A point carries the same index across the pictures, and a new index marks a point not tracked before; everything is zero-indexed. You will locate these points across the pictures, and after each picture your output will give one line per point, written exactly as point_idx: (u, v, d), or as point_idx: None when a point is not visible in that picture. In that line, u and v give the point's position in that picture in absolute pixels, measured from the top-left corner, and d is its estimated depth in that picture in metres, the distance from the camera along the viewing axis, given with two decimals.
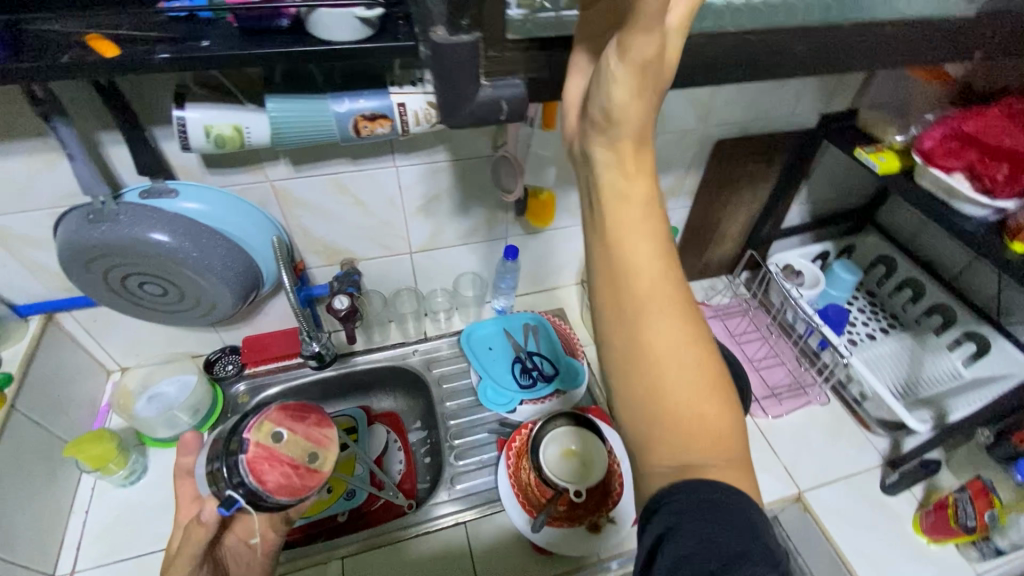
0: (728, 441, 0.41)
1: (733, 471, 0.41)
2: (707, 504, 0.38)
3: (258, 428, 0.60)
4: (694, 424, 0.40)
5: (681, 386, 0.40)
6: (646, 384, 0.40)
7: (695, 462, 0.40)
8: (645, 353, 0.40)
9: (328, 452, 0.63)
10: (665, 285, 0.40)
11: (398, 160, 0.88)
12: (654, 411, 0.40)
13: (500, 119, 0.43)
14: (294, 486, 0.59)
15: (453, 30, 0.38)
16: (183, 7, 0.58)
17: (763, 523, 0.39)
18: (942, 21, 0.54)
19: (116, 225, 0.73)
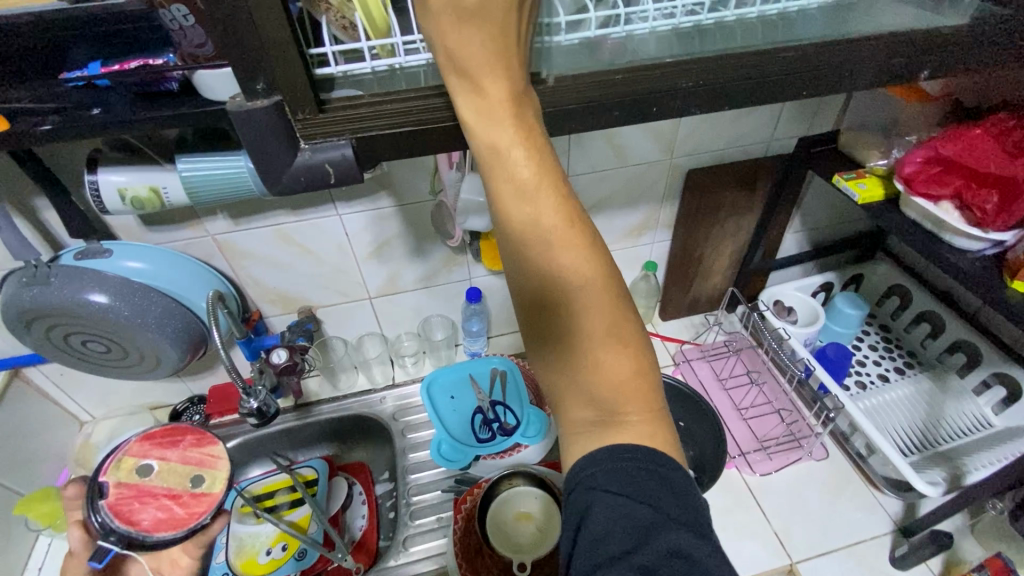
0: (646, 384, 0.37)
1: (652, 418, 0.37)
2: (624, 469, 0.35)
3: (117, 468, 0.57)
4: (602, 370, 0.37)
5: (585, 330, 0.37)
6: (550, 329, 0.37)
7: (609, 411, 0.37)
8: (545, 297, 0.37)
9: (214, 471, 0.59)
10: (560, 222, 0.36)
11: (341, 209, 0.86)
12: (562, 358, 0.37)
13: (329, 184, 0.39)
14: (177, 517, 0.55)
15: (248, 95, 0.35)
16: (82, 76, 0.58)
17: (687, 483, 0.36)
18: (879, 39, 0.46)
19: (48, 287, 0.74)
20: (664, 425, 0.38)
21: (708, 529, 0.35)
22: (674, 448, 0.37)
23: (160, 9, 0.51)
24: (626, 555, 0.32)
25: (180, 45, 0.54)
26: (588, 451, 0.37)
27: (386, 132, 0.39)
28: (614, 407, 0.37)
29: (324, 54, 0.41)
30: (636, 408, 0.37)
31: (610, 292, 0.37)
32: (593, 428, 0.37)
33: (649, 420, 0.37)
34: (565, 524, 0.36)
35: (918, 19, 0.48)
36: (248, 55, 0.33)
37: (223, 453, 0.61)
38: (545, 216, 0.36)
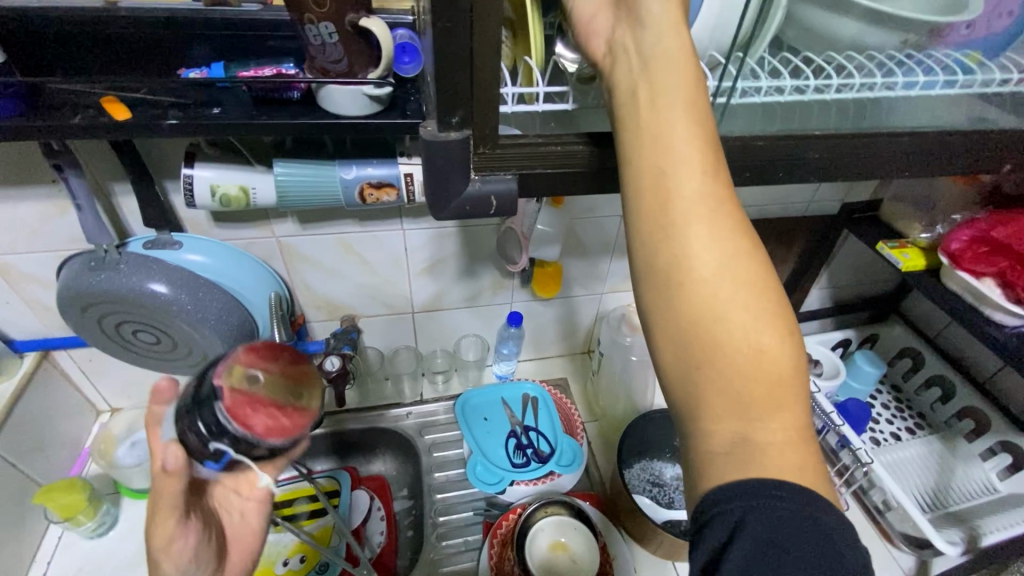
0: (796, 399, 0.35)
1: (802, 436, 0.35)
2: (771, 513, 0.32)
3: (228, 372, 0.47)
4: (751, 369, 0.34)
5: (739, 332, 0.35)
6: (696, 328, 0.35)
7: (754, 420, 0.34)
8: (696, 292, 0.35)
9: (311, 388, 0.52)
10: (722, 214, 0.35)
11: (406, 225, 0.87)
12: (707, 362, 0.35)
13: (488, 215, 0.41)
14: (284, 426, 0.48)
15: (443, 127, 0.37)
16: (201, 77, 0.59)
17: (845, 530, 0.32)
18: (977, 135, 0.51)
19: (115, 274, 0.73)
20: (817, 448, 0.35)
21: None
22: (824, 486, 0.34)
23: (306, 24, 0.52)
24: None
25: (316, 58, 0.56)
26: (734, 479, 0.33)
27: (549, 171, 0.41)
28: (761, 419, 0.34)
29: (504, 94, 0.46)
30: (784, 420, 0.34)
31: (765, 294, 0.36)
32: (736, 447, 0.34)
33: (797, 441, 0.35)
34: (695, 551, 0.34)
35: (1000, 118, 0.54)
36: (456, 91, 0.35)
37: (316, 372, 0.54)
38: (703, 205, 0.35)
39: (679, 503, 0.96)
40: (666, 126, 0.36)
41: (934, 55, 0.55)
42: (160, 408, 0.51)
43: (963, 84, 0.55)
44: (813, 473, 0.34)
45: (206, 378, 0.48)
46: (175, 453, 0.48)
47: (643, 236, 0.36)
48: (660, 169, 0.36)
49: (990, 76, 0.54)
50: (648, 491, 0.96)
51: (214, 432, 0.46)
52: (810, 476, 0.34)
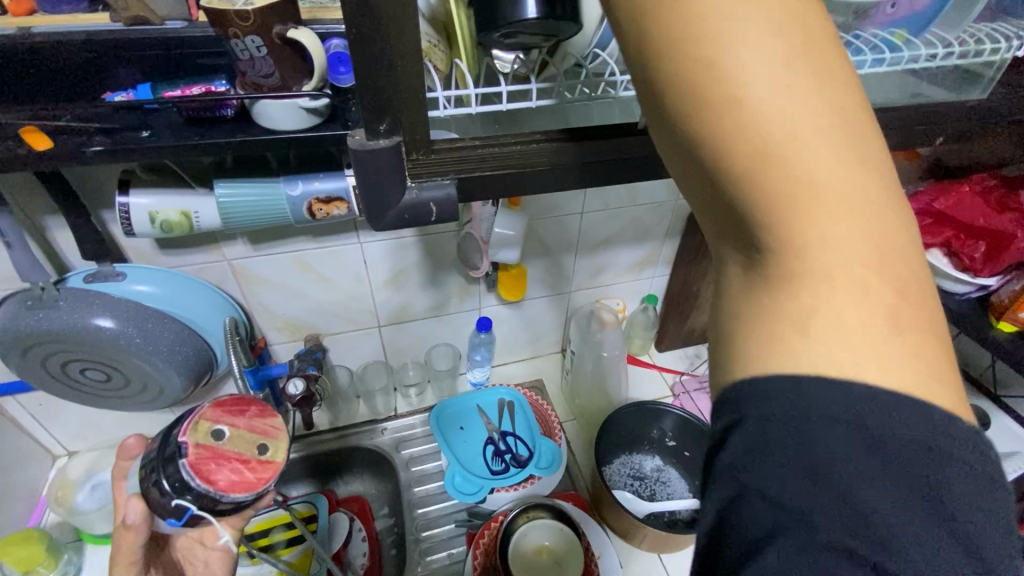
0: (859, 204, 0.24)
1: (868, 253, 0.24)
2: (785, 408, 0.24)
3: (194, 429, 0.50)
4: (790, 168, 0.23)
5: (770, 79, 0.23)
6: (698, 92, 0.24)
7: (783, 236, 0.24)
8: (697, 33, 0.23)
9: (279, 442, 0.53)
10: None
11: (362, 237, 0.85)
12: (712, 133, 0.24)
13: (429, 222, 0.40)
14: (250, 480, 0.49)
15: (371, 135, 0.36)
16: (127, 99, 0.57)
17: (910, 444, 0.23)
18: (907, 111, 0.52)
19: (53, 312, 0.69)
20: (900, 275, 0.24)
21: (931, 530, 0.22)
22: (908, 336, 0.24)
23: (232, 39, 0.51)
24: (763, 543, 0.23)
25: (246, 73, 0.54)
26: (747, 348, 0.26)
27: (491, 172, 0.41)
28: (800, 221, 0.24)
29: (436, 98, 0.44)
30: (839, 237, 0.24)
31: (819, 39, 0.24)
32: (761, 283, 0.26)
33: (859, 256, 0.24)
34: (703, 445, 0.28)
35: (926, 93, 0.56)
36: (380, 98, 0.34)
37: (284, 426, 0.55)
38: None
39: (661, 495, 0.96)
40: None
41: (861, 36, 0.57)
42: (127, 462, 0.58)
43: (892, 61, 0.55)
44: (874, 306, 0.24)
45: (170, 439, 0.50)
46: (137, 507, 0.51)
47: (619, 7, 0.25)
48: None
49: (916, 53, 0.55)
50: (630, 485, 0.96)
51: (179, 488, 0.48)
52: (870, 318, 0.24)
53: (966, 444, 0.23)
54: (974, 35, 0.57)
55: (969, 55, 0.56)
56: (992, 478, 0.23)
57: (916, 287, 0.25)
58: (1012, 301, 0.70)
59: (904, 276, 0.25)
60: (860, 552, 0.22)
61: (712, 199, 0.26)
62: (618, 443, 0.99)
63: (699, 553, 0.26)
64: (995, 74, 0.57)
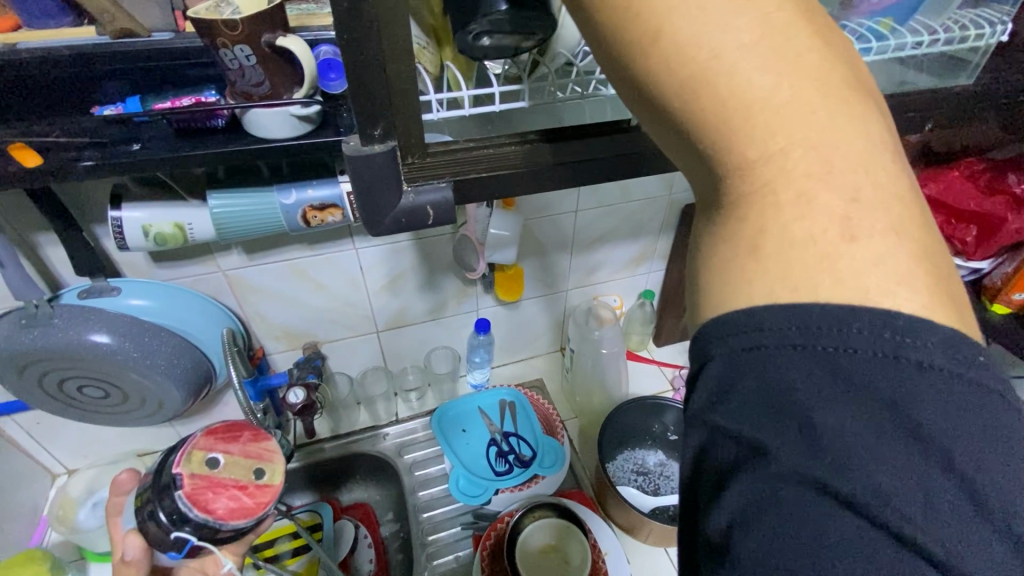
0: (799, 116, 0.24)
1: (814, 163, 0.24)
2: (745, 339, 0.24)
3: (187, 459, 0.50)
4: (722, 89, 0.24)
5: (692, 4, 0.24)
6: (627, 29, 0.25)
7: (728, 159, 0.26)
8: None
9: (275, 465, 0.54)
10: None
11: (358, 243, 0.85)
12: (645, 64, 0.26)
13: (426, 225, 0.40)
14: (248, 506, 0.50)
15: (366, 140, 0.36)
16: (116, 112, 0.57)
17: (876, 361, 0.22)
18: (895, 98, 0.53)
19: (49, 329, 0.69)
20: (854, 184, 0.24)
21: (904, 451, 0.22)
22: (865, 250, 0.23)
23: (221, 49, 0.51)
24: (731, 477, 0.24)
25: (237, 84, 0.54)
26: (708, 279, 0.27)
27: (487, 174, 0.41)
28: (740, 141, 0.25)
29: (429, 101, 0.44)
30: (782, 153, 0.24)
31: None
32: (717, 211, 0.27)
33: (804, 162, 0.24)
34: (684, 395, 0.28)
35: (914, 81, 0.56)
36: (374, 103, 0.34)
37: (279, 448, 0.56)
38: None
39: (665, 489, 0.96)
40: None
41: (848, 26, 0.57)
42: (121, 498, 0.59)
43: (878, 50, 0.56)
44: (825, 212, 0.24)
45: (164, 468, 0.50)
46: (135, 542, 0.52)
47: None
48: None
49: (902, 40, 0.55)
50: (634, 481, 0.96)
51: (177, 520, 0.48)
52: (820, 227, 0.24)
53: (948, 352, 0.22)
54: (958, 21, 0.58)
55: (954, 41, 0.57)
56: (985, 391, 0.22)
57: (875, 193, 0.24)
58: (1005, 283, 0.73)
59: (864, 183, 0.24)
60: (825, 480, 0.22)
61: (661, 128, 0.28)
62: (621, 439, 1.00)
63: (681, 495, 0.27)
64: (981, 59, 0.58)
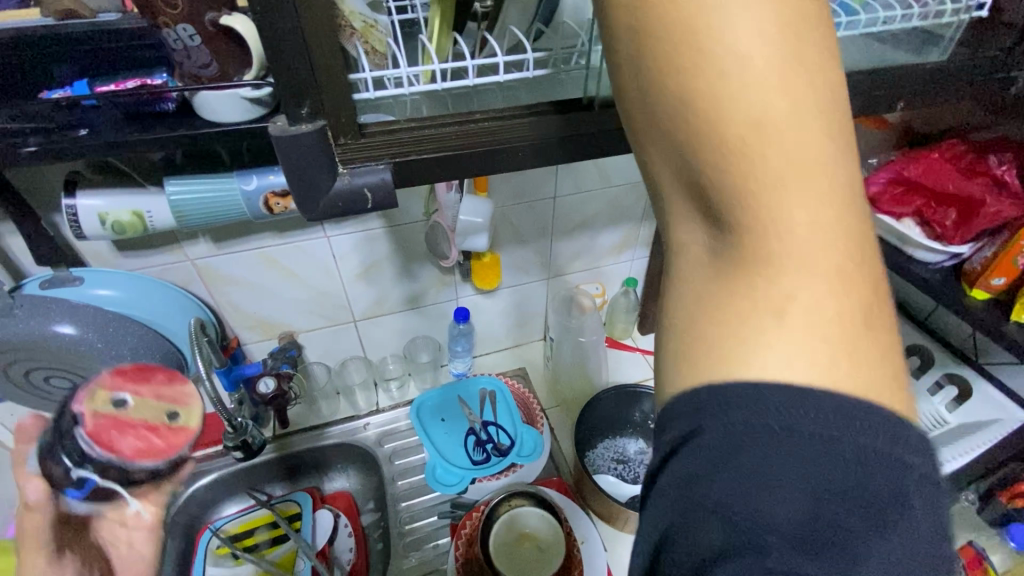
0: (821, 189, 0.25)
1: (828, 237, 0.25)
2: (738, 418, 0.24)
3: (90, 398, 0.43)
4: (758, 144, 0.24)
5: (749, 46, 0.23)
6: (671, 57, 0.24)
7: (746, 221, 0.25)
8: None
9: (193, 407, 0.47)
10: None
11: (329, 231, 0.83)
12: (676, 89, 0.25)
13: (365, 209, 0.39)
14: (156, 448, 0.43)
15: (292, 120, 0.34)
16: (65, 96, 0.55)
17: (858, 452, 0.23)
18: (865, 75, 0.51)
19: (11, 320, 0.69)
20: (851, 268, 0.25)
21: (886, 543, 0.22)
22: (851, 339, 0.25)
23: (163, 28, 0.49)
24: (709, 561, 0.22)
25: (182, 65, 0.52)
26: (700, 350, 0.27)
27: (430, 155, 0.39)
28: (766, 201, 0.25)
29: (362, 78, 0.42)
30: (800, 226, 0.25)
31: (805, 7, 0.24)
32: (721, 270, 0.27)
33: (806, 206, 0.25)
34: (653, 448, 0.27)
35: (886, 58, 0.54)
36: (298, 81, 0.33)
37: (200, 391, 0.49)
38: None
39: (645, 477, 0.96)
40: None
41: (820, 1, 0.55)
42: (30, 445, 0.46)
43: (849, 25, 0.54)
44: (814, 267, 0.25)
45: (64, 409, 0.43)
46: (36, 486, 0.44)
47: None
48: None
49: (872, 16, 0.54)
50: (613, 469, 0.96)
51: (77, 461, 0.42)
52: (822, 303, 0.25)
53: (908, 441, 0.24)
54: None
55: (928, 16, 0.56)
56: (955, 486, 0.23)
57: (867, 280, 0.26)
58: (985, 267, 0.69)
59: (862, 265, 0.26)
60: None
61: (675, 168, 0.27)
62: (601, 429, 1.00)
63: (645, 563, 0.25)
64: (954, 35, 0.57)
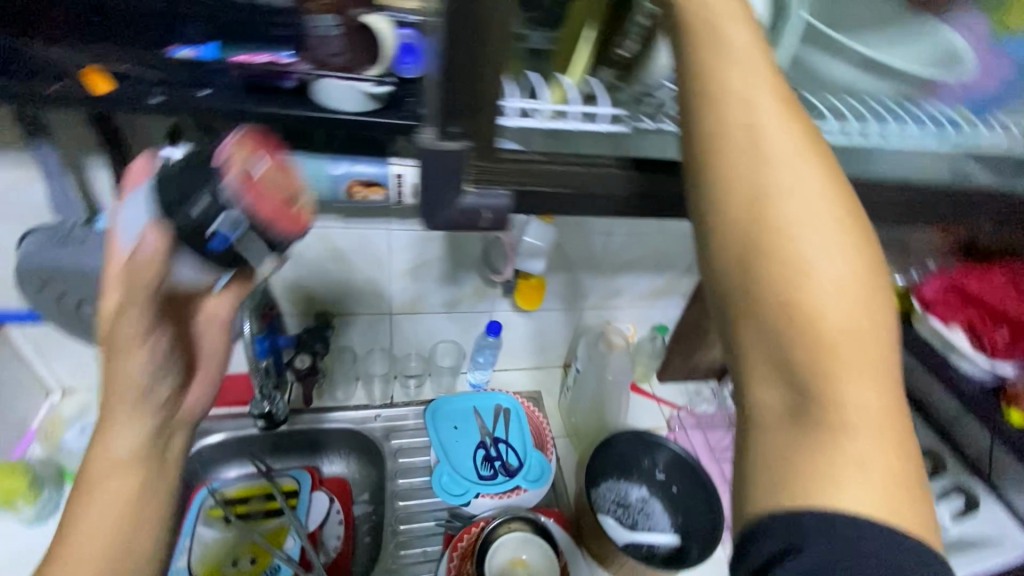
0: (872, 362, 0.31)
1: (877, 400, 0.31)
2: (815, 544, 0.28)
3: None
4: (825, 321, 0.31)
5: (821, 253, 0.32)
6: (761, 246, 0.33)
7: (816, 379, 0.31)
8: (766, 208, 0.33)
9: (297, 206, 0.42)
10: (803, 155, 0.35)
11: (391, 225, 0.85)
12: (764, 268, 0.33)
13: (479, 227, 0.40)
14: None
15: (442, 136, 0.36)
16: (191, 55, 0.58)
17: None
18: (956, 192, 0.52)
19: (79, 252, 0.69)
20: (896, 430, 0.31)
21: None
22: (900, 488, 0.30)
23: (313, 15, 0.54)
24: None
25: (315, 51, 0.56)
26: (771, 487, 0.31)
27: (548, 190, 0.41)
28: (831, 367, 0.31)
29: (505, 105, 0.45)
30: (857, 389, 0.31)
31: (857, 230, 0.34)
32: (790, 419, 0.32)
33: (866, 377, 0.31)
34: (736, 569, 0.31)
35: (977, 177, 0.56)
36: (461, 104, 0.35)
37: None
38: (781, 146, 0.34)
39: (641, 526, 0.97)
40: (740, 73, 0.36)
41: (923, 110, 0.57)
42: None
43: (945, 141, 0.55)
44: (876, 428, 0.30)
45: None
46: None
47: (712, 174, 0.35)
48: (729, 102, 0.36)
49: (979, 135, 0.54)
50: (613, 512, 0.97)
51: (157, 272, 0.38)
52: (875, 453, 0.30)
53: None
54: None
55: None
56: None
57: (908, 440, 0.31)
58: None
59: (903, 427, 0.31)
60: None
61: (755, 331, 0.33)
62: (609, 469, 0.99)
63: None
64: None
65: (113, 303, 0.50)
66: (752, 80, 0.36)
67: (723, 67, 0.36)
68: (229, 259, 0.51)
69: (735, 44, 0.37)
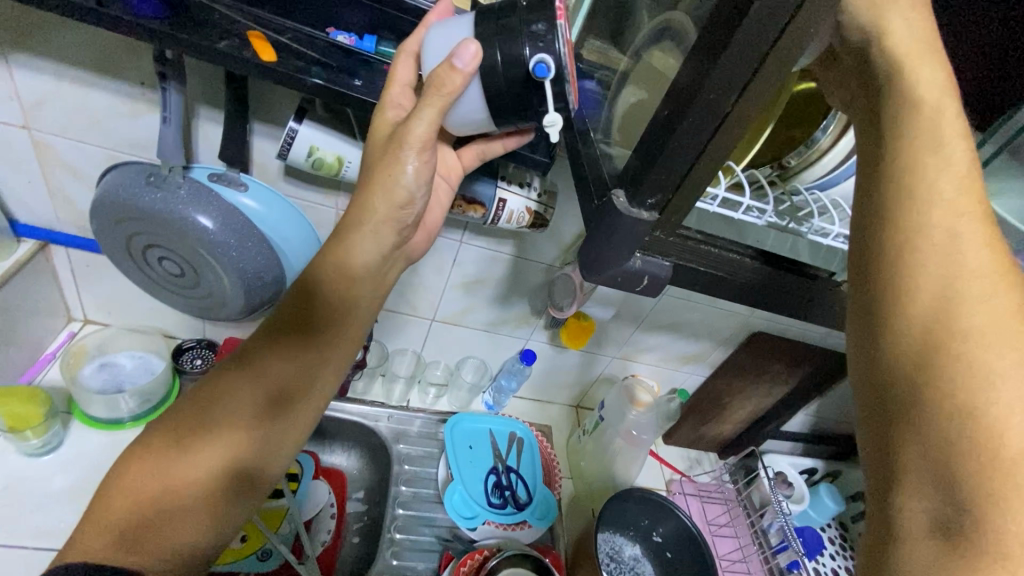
0: None
1: None
2: None
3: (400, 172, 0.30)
4: (992, 438, 0.29)
5: (998, 368, 0.30)
6: (926, 352, 0.32)
7: (973, 499, 0.29)
8: (942, 316, 0.33)
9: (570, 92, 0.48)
10: (994, 269, 0.33)
11: (465, 238, 0.86)
12: (926, 373, 0.32)
13: (634, 290, 0.44)
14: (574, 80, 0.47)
15: (635, 204, 0.39)
16: (349, 43, 0.59)
17: None
18: None
19: (170, 197, 0.68)
20: None
21: None
22: None
23: None
24: None
25: None
26: None
27: (702, 269, 0.44)
28: (994, 489, 0.29)
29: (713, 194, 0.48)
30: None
31: None
32: (937, 537, 0.30)
33: None
34: None
35: None
36: (665, 178, 0.37)
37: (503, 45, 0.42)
38: (969, 256, 0.34)
39: None
40: (933, 179, 0.36)
41: None
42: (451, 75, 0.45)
43: None
44: None
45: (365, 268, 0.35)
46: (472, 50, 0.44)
47: (884, 272, 0.36)
48: (920, 203, 0.35)
49: None
50: (607, 566, 0.96)
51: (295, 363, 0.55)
52: None
53: None
54: None
55: None
56: None
57: None
58: None
59: None
60: None
61: (906, 433, 0.32)
62: (611, 521, 1.00)
63: None
64: None
65: (400, 113, 0.53)
66: (942, 187, 0.35)
67: (916, 170, 0.36)
68: (494, 108, 0.48)
69: (944, 156, 0.36)
